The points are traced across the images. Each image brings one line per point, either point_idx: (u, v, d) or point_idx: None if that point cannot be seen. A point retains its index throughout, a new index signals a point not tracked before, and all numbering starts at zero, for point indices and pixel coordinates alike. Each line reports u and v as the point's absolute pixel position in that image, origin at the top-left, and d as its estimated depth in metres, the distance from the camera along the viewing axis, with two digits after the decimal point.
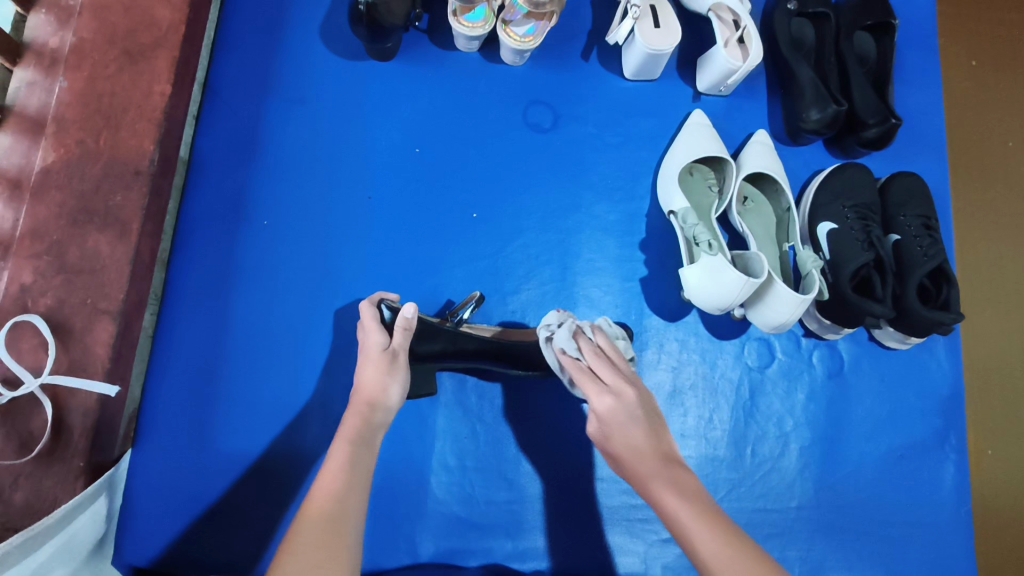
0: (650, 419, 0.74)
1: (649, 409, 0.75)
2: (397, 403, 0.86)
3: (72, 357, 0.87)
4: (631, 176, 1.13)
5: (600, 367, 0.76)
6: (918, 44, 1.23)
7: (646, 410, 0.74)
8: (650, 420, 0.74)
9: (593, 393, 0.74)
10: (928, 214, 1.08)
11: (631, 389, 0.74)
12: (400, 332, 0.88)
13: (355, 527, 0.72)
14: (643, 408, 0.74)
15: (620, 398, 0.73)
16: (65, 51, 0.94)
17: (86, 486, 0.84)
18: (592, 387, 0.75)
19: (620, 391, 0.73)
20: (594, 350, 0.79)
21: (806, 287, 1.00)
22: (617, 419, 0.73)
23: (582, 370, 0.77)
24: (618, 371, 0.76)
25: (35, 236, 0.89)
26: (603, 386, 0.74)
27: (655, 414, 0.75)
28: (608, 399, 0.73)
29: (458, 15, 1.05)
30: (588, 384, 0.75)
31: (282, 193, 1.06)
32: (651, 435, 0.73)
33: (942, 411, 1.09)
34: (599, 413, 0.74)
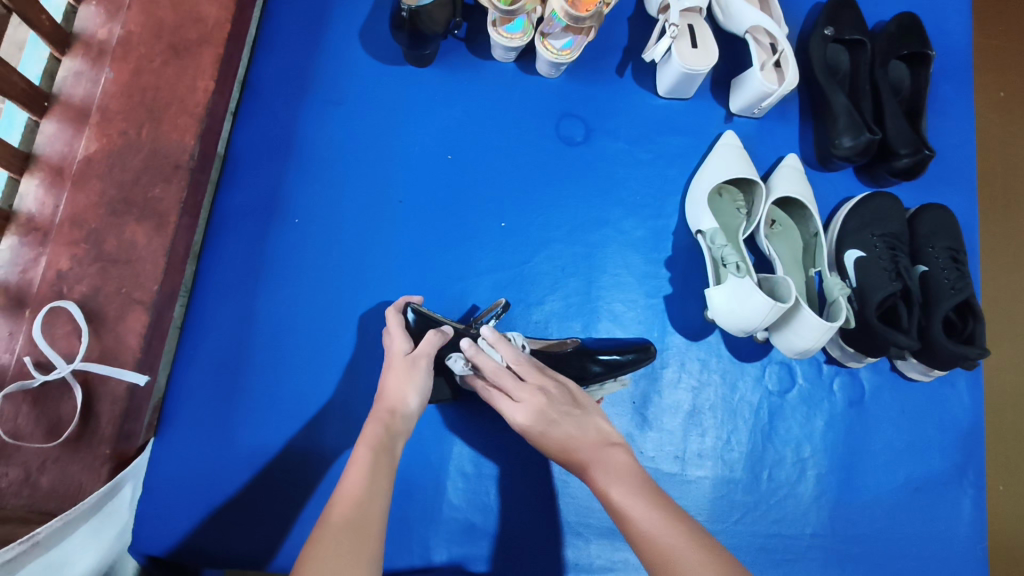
0: (570, 414, 0.81)
1: (567, 406, 0.82)
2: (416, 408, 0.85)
3: (104, 345, 0.88)
4: (659, 194, 1.13)
5: (507, 383, 0.83)
6: (951, 75, 1.23)
7: (560, 409, 0.81)
8: (567, 416, 0.81)
9: (508, 410, 0.83)
10: (957, 247, 1.08)
11: (540, 398, 0.81)
12: (434, 334, 0.89)
13: (378, 534, 0.71)
14: (558, 407, 0.81)
15: (531, 409, 0.81)
16: (112, 43, 0.96)
17: (111, 476, 0.85)
18: (506, 404, 0.83)
19: (530, 403, 0.81)
20: (498, 369, 0.84)
21: (833, 313, 1.01)
22: (537, 426, 0.81)
23: (491, 389, 0.84)
24: (523, 382, 0.83)
25: (74, 224, 0.90)
26: (515, 400, 0.82)
27: (572, 408, 0.82)
28: (522, 412, 0.81)
29: (498, 26, 1.07)
30: (502, 404, 0.83)
31: (314, 193, 1.07)
32: (576, 425, 0.80)
33: (960, 446, 1.09)
34: (518, 425, 0.82)
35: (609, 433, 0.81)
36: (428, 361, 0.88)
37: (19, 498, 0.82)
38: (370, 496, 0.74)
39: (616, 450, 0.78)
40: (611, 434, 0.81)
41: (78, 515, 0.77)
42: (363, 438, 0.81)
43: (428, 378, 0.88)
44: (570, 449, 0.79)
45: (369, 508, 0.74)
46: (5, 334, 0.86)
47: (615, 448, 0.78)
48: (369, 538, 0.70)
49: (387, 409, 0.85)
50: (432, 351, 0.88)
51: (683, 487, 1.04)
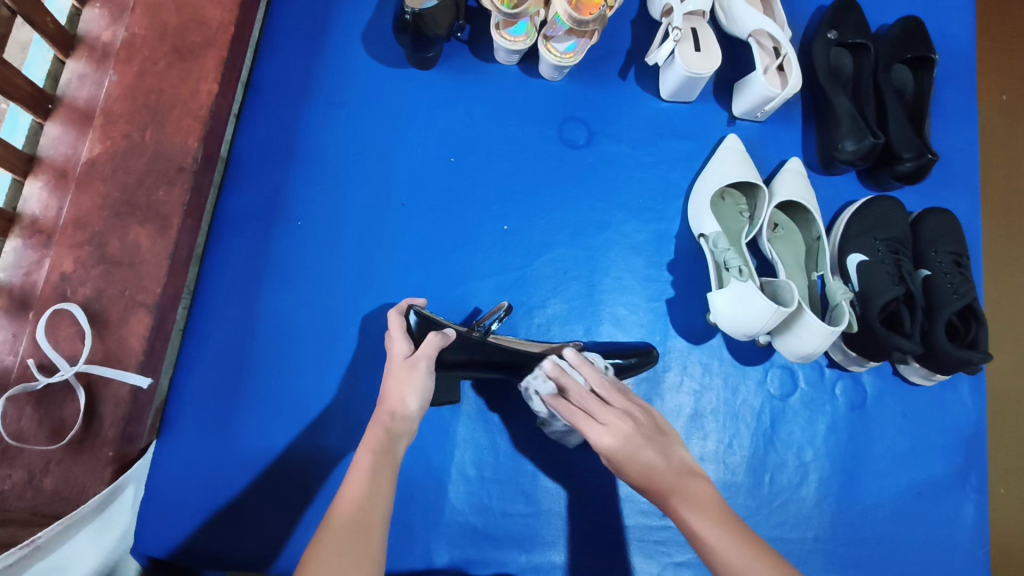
0: (654, 439, 0.81)
1: (652, 433, 0.82)
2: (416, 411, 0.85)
3: (107, 347, 0.88)
4: (662, 197, 1.13)
5: (593, 406, 0.84)
6: (954, 79, 1.23)
7: (648, 436, 0.81)
8: (654, 444, 0.80)
9: (593, 433, 0.82)
10: (961, 250, 1.08)
11: (629, 423, 0.81)
12: (434, 337, 0.88)
13: (380, 537, 0.71)
14: (644, 432, 0.81)
15: (619, 434, 0.80)
16: (116, 45, 0.96)
17: (114, 479, 0.85)
18: (591, 427, 0.82)
19: (618, 427, 0.81)
20: (582, 391, 0.86)
21: (836, 317, 1.01)
22: (623, 451, 0.79)
23: (576, 413, 0.84)
24: (610, 407, 0.83)
25: (78, 226, 0.90)
26: (601, 424, 0.82)
27: (657, 434, 0.82)
28: (610, 435, 0.80)
29: (501, 29, 1.07)
30: (587, 426, 0.82)
31: (317, 196, 1.07)
32: (660, 454, 0.80)
33: (963, 451, 1.09)
34: (603, 450, 0.81)
35: (690, 464, 0.81)
36: (428, 363, 0.87)
37: (22, 500, 0.83)
38: (372, 500, 0.74)
39: (698, 481, 0.79)
40: (693, 464, 0.81)
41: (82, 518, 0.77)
42: (365, 442, 0.81)
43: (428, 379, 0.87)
44: (651, 476, 0.78)
45: (372, 511, 0.74)
46: (7, 336, 0.86)
47: (697, 478, 0.79)
48: (372, 543, 0.70)
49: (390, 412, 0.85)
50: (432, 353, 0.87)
51: None
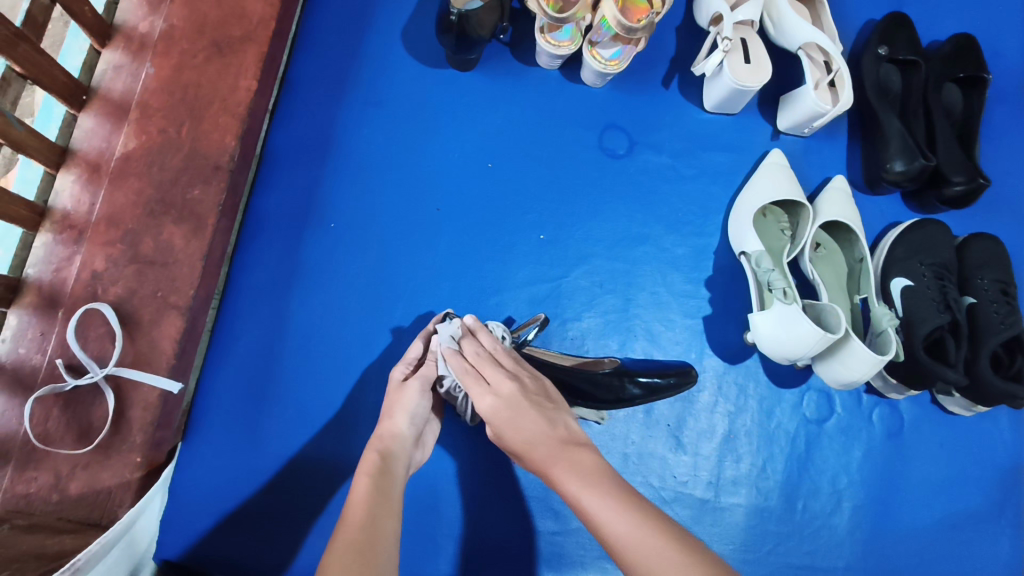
0: (540, 406, 0.79)
1: (538, 398, 0.81)
2: (404, 428, 0.83)
3: (137, 350, 0.85)
4: (703, 212, 1.10)
5: (486, 367, 0.82)
6: (1006, 100, 1.19)
7: (533, 399, 0.80)
8: (539, 408, 0.79)
9: (476, 392, 0.80)
10: (1007, 279, 1.05)
11: (513, 385, 0.80)
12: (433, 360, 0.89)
13: (390, 553, 0.68)
14: (530, 396, 0.80)
15: (499, 395, 0.79)
16: (154, 36, 0.93)
17: (133, 510, 0.81)
18: (477, 386, 0.80)
19: (502, 387, 0.80)
20: (477, 351, 0.84)
21: (881, 345, 0.98)
22: (503, 413, 0.78)
23: (468, 370, 0.82)
24: (501, 369, 0.82)
25: (111, 223, 0.88)
26: (488, 385, 0.80)
27: (544, 400, 0.80)
28: (492, 396, 0.79)
29: (545, 32, 1.04)
30: (472, 384, 0.81)
31: (351, 197, 1.04)
32: None
33: (999, 485, 1.06)
34: (484, 412, 0.79)
35: None
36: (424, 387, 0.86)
37: (47, 505, 0.80)
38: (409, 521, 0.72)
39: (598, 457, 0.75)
40: None
41: (98, 552, 0.73)
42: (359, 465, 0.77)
43: (421, 403, 0.85)
44: None
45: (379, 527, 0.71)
46: (36, 334, 0.84)
47: None
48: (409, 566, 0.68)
49: (387, 430, 0.82)
50: (428, 376, 0.87)
51: (716, 514, 1.02)
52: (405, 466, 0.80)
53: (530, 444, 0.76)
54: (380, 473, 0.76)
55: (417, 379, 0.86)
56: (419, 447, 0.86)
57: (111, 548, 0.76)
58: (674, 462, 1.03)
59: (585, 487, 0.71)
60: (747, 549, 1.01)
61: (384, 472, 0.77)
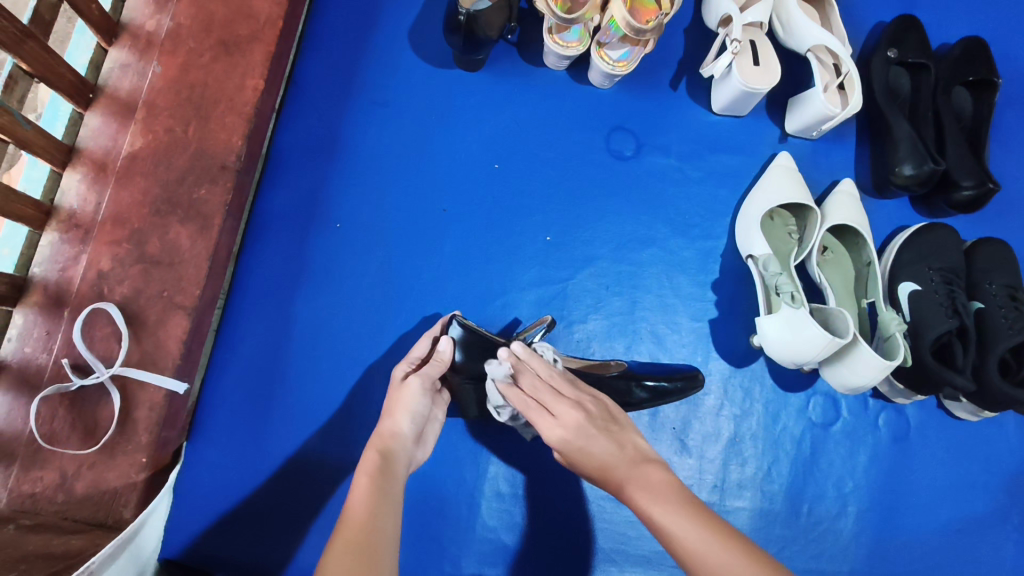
0: (607, 430, 0.78)
1: (605, 422, 0.79)
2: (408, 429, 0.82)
3: (143, 350, 0.85)
4: (710, 214, 1.10)
5: (547, 398, 0.81)
6: (1016, 104, 1.19)
7: (599, 424, 0.79)
8: (606, 432, 0.78)
9: (544, 425, 0.79)
10: (1016, 283, 1.04)
11: (578, 413, 0.79)
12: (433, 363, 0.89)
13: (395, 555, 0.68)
14: (596, 423, 0.79)
15: (567, 426, 0.78)
16: (161, 35, 0.93)
17: (137, 519, 0.81)
18: (544, 419, 0.80)
19: (568, 418, 0.79)
20: (536, 382, 0.82)
21: (888, 350, 0.98)
22: (574, 442, 0.78)
23: (529, 404, 0.81)
24: (561, 397, 0.81)
25: (117, 222, 0.87)
26: (554, 416, 0.79)
27: (611, 424, 0.79)
28: (560, 427, 0.78)
29: (554, 33, 1.03)
30: (538, 418, 0.80)
31: (357, 197, 1.04)
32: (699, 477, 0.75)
33: (1005, 489, 1.06)
34: (556, 443, 0.79)
35: None
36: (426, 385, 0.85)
37: (52, 504, 0.80)
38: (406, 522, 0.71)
39: (651, 469, 0.75)
40: None
41: (106, 560, 0.73)
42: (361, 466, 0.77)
43: (422, 401, 0.84)
44: None
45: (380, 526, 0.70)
46: (41, 334, 0.84)
47: None
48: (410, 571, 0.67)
49: (387, 429, 0.82)
50: (429, 374, 0.87)
51: (721, 517, 1.02)
52: (406, 468, 0.80)
53: (606, 468, 0.76)
54: (389, 475, 0.76)
55: (419, 377, 0.86)
56: (420, 445, 0.85)
57: (119, 555, 0.76)
58: (679, 465, 1.03)
59: (661, 505, 0.69)
60: None
61: (385, 471, 0.76)
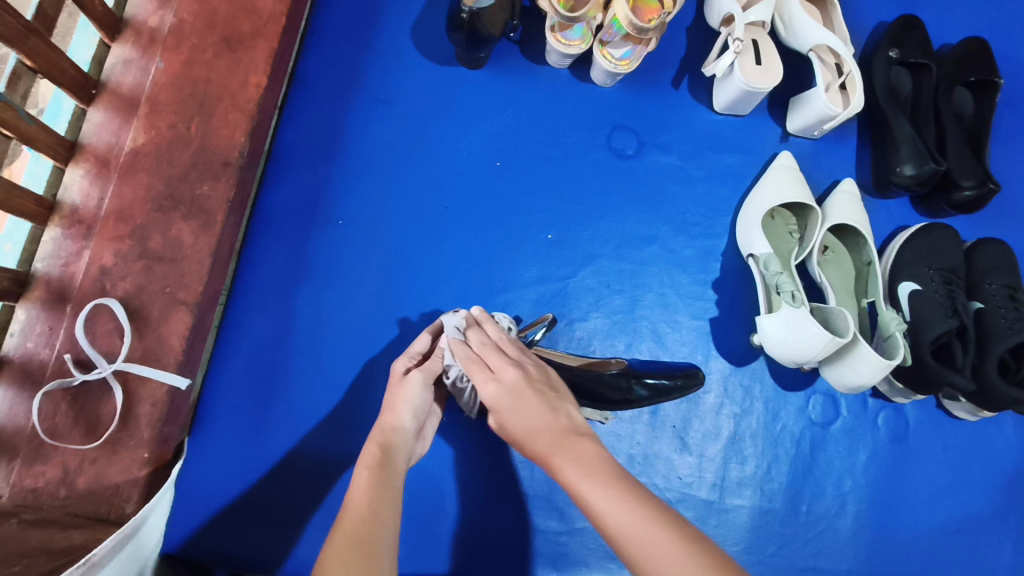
0: (541, 392, 0.75)
1: (541, 386, 0.76)
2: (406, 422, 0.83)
3: (146, 345, 0.85)
4: (711, 213, 1.10)
5: (489, 355, 0.79)
6: (1017, 105, 1.19)
7: (535, 386, 0.75)
8: (541, 395, 0.74)
9: (479, 380, 0.77)
10: (1016, 284, 1.05)
11: (516, 372, 0.76)
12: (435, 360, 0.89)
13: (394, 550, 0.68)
14: (532, 383, 0.75)
15: (501, 382, 0.76)
16: (164, 31, 0.93)
17: (143, 510, 0.81)
18: (480, 375, 0.78)
19: (504, 374, 0.76)
20: (483, 339, 0.82)
21: (888, 349, 0.98)
22: (504, 401, 0.74)
23: (471, 359, 0.80)
24: (504, 357, 0.79)
25: (119, 218, 0.88)
26: (491, 373, 0.77)
27: (548, 389, 0.76)
28: (495, 384, 0.76)
29: (556, 31, 1.03)
30: (475, 373, 0.78)
31: (360, 194, 1.04)
32: None
33: (1002, 488, 1.06)
34: (489, 401, 0.76)
35: None
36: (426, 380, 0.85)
37: (55, 499, 0.80)
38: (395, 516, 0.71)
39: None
40: None
41: (110, 551, 0.74)
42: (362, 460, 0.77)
43: (422, 394, 0.84)
44: None
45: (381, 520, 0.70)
46: (44, 329, 0.84)
47: None
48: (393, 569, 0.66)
49: (388, 423, 0.82)
50: (432, 370, 0.86)
51: (721, 515, 1.02)
52: (405, 460, 0.80)
53: (532, 432, 0.71)
54: (391, 470, 0.76)
55: (421, 372, 0.86)
56: (420, 439, 0.85)
57: (123, 546, 0.77)
58: (679, 463, 1.03)
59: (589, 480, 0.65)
60: (751, 551, 1.01)
61: (385, 464, 0.76)
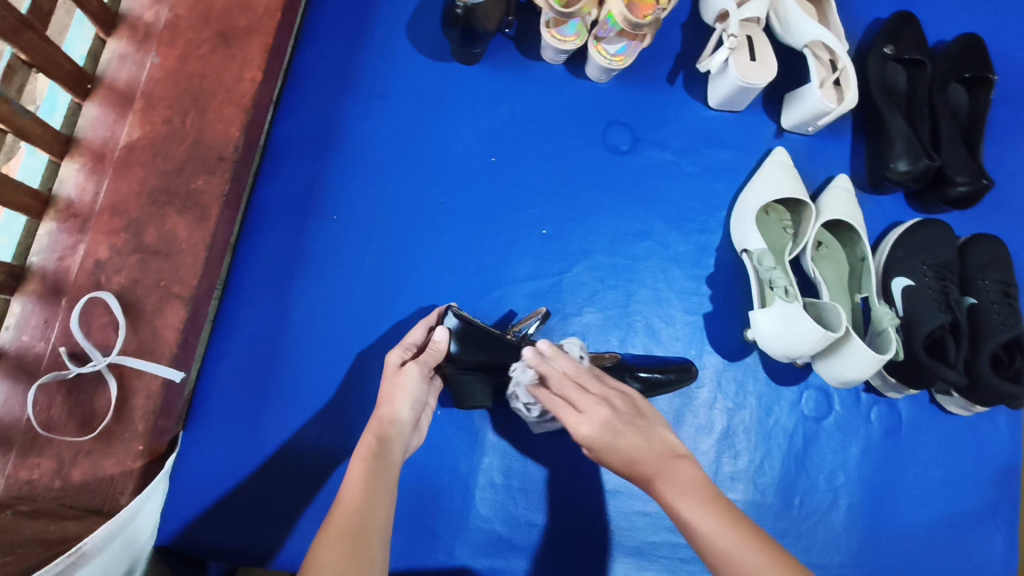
0: (601, 418, 0.79)
1: (631, 417, 0.77)
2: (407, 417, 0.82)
3: (140, 339, 0.86)
4: (705, 209, 1.10)
5: (573, 394, 0.79)
6: (1012, 101, 1.19)
7: (627, 419, 0.77)
8: (635, 426, 0.76)
9: (572, 422, 0.77)
10: (1009, 279, 1.05)
11: (605, 408, 0.77)
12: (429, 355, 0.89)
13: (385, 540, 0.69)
14: (623, 418, 0.77)
15: (597, 420, 0.76)
16: (159, 26, 0.93)
17: (136, 499, 0.81)
18: (571, 416, 0.77)
19: (595, 414, 0.76)
20: (562, 378, 0.81)
21: (882, 344, 0.98)
22: (602, 439, 0.75)
23: (555, 400, 0.79)
24: (587, 393, 0.79)
25: (114, 212, 0.88)
26: (580, 411, 0.77)
27: (637, 418, 0.77)
28: (588, 423, 0.76)
29: (551, 27, 1.04)
30: (566, 415, 0.77)
31: (355, 188, 1.04)
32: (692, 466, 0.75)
33: (995, 483, 1.07)
34: (584, 440, 0.76)
35: None
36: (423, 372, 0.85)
37: (50, 491, 0.81)
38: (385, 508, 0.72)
39: (646, 460, 0.75)
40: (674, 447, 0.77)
41: (103, 540, 0.74)
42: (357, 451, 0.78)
43: (420, 386, 0.84)
44: None
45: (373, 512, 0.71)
46: (39, 322, 0.84)
47: None
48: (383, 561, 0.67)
49: (387, 414, 0.82)
50: (427, 362, 0.86)
51: None
52: (402, 452, 0.80)
53: (633, 462, 0.74)
54: (384, 462, 0.76)
55: (416, 364, 0.86)
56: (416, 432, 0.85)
57: (116, 535, 0.77)
58: None
59: (687, 500, 0.70)
60: None
61: (378, 456, 0.77)
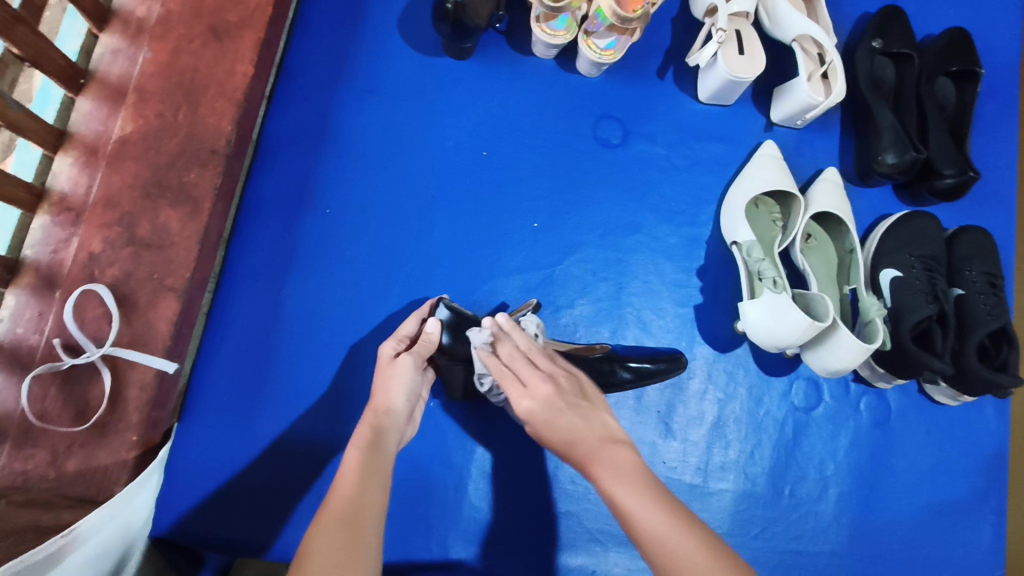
0: (590, 406, 0.80)
1: (574, 398, 0.80)
2: (402, 406, 0.84)
3: (133, 330, 0.86)
4: (696, 202, 1.11)
5: (520, 368, 0.82)
6: (998, 95, 1.20)
7: (568, 400, 0.79)
8: (575, 408, 0.78)
9: (514, 394, 0.80)
10: (994, 271, 1.07)
11: (549, 386, 0.79)
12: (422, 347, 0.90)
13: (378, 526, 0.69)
14: (566, 398, 0.79)
15: (538, 396, 0.79)
16: (151, 21, 0.94)
17: (127, 488, 0.83)
18: (514, 388, 0.80)
19: (538, 389, 0.79)
20: (513, 351, 0.84)
21: (868, 334, 1.00)
22: (542, 414, 0.78)
23: (503, 370, 0.82)
24: (535, 369, 0.82)
25: (107, 206, 0.89)
26: (524, 387, 0.80)
27: (580, 400, 0.79)
28: (530, 398, 0.79)
29: (541, 22, 1.04)
30: (510, 386, 0.80)
31: (348, 182, 1.05)
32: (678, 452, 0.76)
33: (983, 472, 1.08)
34: (523, 414, 0.79)
35: None
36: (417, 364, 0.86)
37: (45, 482, 0.81)
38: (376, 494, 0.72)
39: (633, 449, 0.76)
40: None
41: (94, 525, 0.76)
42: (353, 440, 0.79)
43: (413, 377, 0.85)
44: None
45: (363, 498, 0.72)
46: (33, 315, 0.85)
47: None
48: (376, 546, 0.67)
49: (381, 405, 0.83)
50: (421, 353, 0.87)
51: (704, 499, 1.03)
52: (398, 442, 0.81)
53: (572, 441, 0.75)
54: (375, 450, 0.77)
55: (409, 355, 0.87)
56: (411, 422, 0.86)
57: (106, 521, 0.79)
58: (663, 448, 1.05)
59: (628, 488, 0.70)
60: (733, 534, 1.03)
61: (368, 444, 0.77)
